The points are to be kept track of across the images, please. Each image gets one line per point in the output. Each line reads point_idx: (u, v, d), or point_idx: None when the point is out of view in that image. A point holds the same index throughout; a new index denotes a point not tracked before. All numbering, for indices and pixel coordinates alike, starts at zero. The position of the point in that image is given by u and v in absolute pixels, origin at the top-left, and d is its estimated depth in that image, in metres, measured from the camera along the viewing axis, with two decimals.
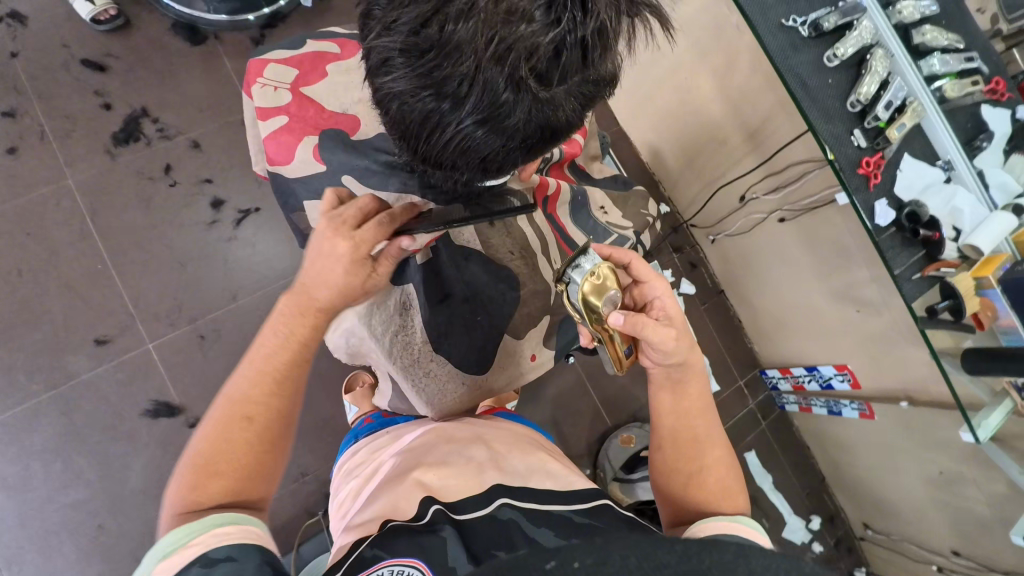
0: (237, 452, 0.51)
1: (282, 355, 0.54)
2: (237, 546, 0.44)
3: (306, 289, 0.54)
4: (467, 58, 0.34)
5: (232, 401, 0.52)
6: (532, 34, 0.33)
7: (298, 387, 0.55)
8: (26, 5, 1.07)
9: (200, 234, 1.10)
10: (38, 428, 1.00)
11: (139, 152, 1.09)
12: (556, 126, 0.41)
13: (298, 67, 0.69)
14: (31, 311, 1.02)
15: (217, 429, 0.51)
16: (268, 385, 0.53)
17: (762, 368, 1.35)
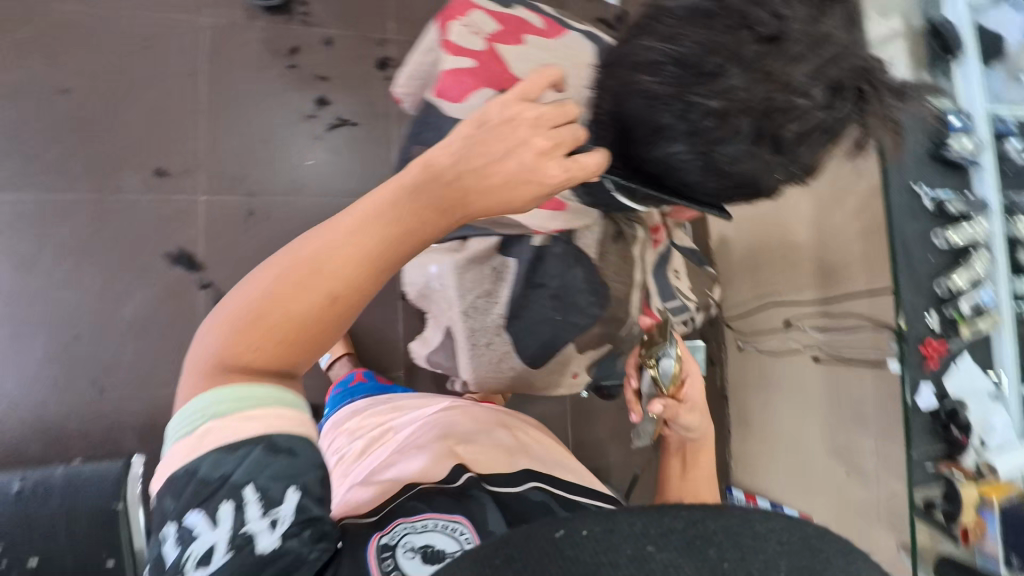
0: (301, 331, 0.40)
1: (394, 228, 0.41)
2: (298, 437, 0.41)
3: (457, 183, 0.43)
4: (734, 95, 0.41)
5: (310, 265, 0.40)
6: (790, 102, 0.42)
7: (396, 262, 0.42)
8: None
9: (294, 121, 1.11)
10: (67, 223, 1.01)
11: (276, 25, 1.12)
12: (746, 184, 0.48)
13: (499, 26, 0.69)
14: (112, 116, 1.04)
15: (287, 288, 0.39)
16: (367, 265, 0.41)
17: (728, 486, 1.35)
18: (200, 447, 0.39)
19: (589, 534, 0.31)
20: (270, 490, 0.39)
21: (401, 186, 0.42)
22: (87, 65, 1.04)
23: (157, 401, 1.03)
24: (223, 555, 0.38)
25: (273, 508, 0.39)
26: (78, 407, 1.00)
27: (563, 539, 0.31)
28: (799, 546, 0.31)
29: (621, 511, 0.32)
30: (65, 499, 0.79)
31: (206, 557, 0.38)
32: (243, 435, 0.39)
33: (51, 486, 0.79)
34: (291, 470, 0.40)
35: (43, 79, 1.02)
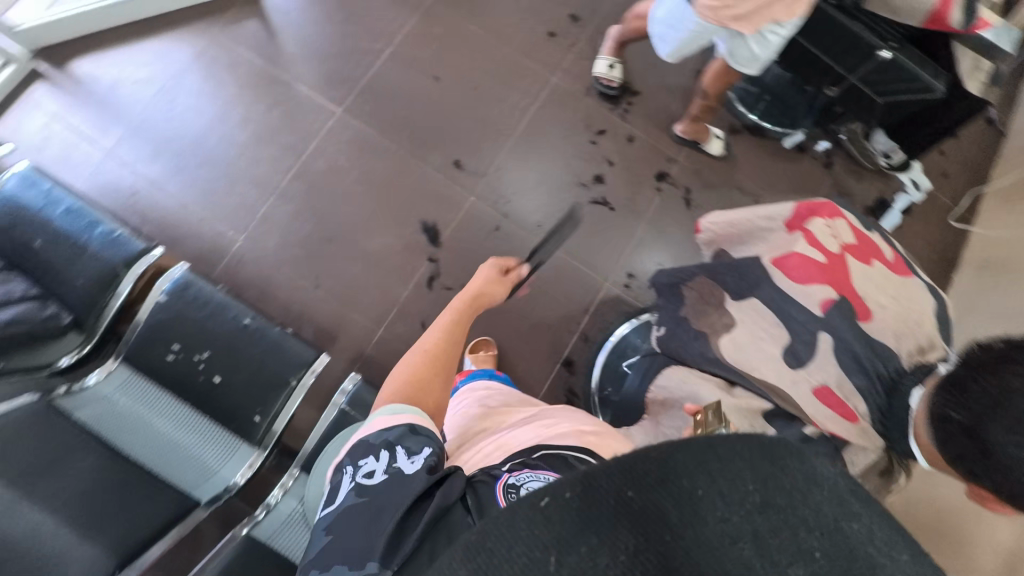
0: (426, 372, 0.68)
1: (442, 329, 0.76)
2: (416, 421, 0.57)
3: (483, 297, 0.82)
4: None
5: (425, 349, 0.71)
6: None
7: (458, 337, 0.75)
8: None
9: (568, 179, 1.27)
10: (375, 158, 1.25)
11: (600, 105, 1.32)
12: None
13: (856, 238, 0.62)
14: (452, 107, 1.28)
15: (414, 362, 0.69)
16: (449, 341, 0.74)
17: None
18: (388, 414, 0.58)
19: (570, 493, 0.26)
20: (416, 441, 0.54)
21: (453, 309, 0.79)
22: (458, 70, 1.30)
23: (339, 319, 1.18)
24: (382, 474, 0.51)
25: (410, 453, 0.52)
26: (292, 292, 1.18)
27: (546, 506, 0.25)
28: (771, 456, 0.26)
29: (628, 479, 0.26)
30: (264, 350, 0.94)
31: (368, 479, 0.51)
32: (390, 422, 0.57)
33: (266, 335, 0.95)
34: (426, 442, 0.54)
35: (424, 64, 1.30)
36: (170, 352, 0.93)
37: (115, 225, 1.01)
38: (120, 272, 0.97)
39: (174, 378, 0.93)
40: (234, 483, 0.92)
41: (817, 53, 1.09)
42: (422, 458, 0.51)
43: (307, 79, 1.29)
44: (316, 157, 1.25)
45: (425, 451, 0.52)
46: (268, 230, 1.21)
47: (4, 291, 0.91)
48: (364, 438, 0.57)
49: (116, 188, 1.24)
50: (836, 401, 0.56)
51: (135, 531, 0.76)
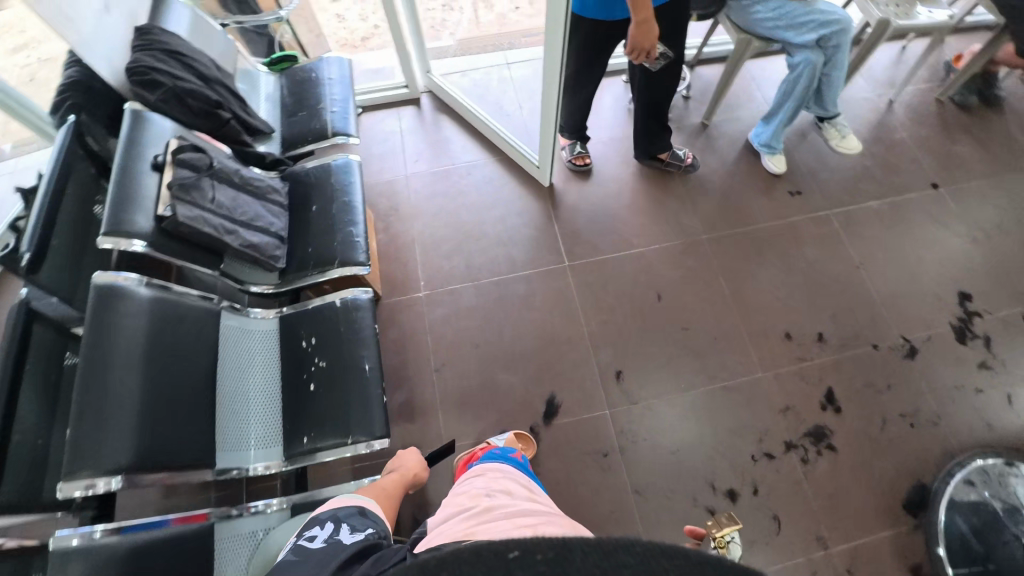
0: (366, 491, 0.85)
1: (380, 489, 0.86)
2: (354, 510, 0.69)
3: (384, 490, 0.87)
4: None
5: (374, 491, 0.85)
6: None
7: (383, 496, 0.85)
8: (918, 366, 1.27)
9: (702, 470, 1.15)
10: (559, 319, 1.31)
11: (784, 431, 1.19)
12: None
13: None
14: (649, 329, 1.30)
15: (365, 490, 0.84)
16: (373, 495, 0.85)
17: None
18: (342, 500, 0.71)
19: (545, 557, 0.33)
20: (361, 521, 0.66)
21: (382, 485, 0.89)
22: (680, 305, 1.32)
23: (430, 411, 1.21)
24: (321, 538, 0.61)
25: (354, 528, 0.64)
26: (418, 361, 1.27)
27: (514, 560, 0.33)
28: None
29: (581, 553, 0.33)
30: (357, 398, 0.99)
31: (311, 542, 0.60)
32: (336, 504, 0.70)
33: (368, 389, 1.00)
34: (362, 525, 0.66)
35: (657, 280, 1.36)
36: (302, 341, 1.07)
37: (363, 232, 1.19)
38: (333, 263, 1.14)
39: (294, 362, 1.05)
40: (248, 469, 0.96)
41: None
42: (361, 533, 0.63)
43: (562, 228, 1.44)
44: (521, 281, 1.37)
45: (367, 530, 0.64)
46: (446, 303, 1.35)
47: (269, 222, 1.13)
48: (318, 514, 0.68)
49: (387, 201, 1.53)
50: None
51: (165, 451, 0.83)
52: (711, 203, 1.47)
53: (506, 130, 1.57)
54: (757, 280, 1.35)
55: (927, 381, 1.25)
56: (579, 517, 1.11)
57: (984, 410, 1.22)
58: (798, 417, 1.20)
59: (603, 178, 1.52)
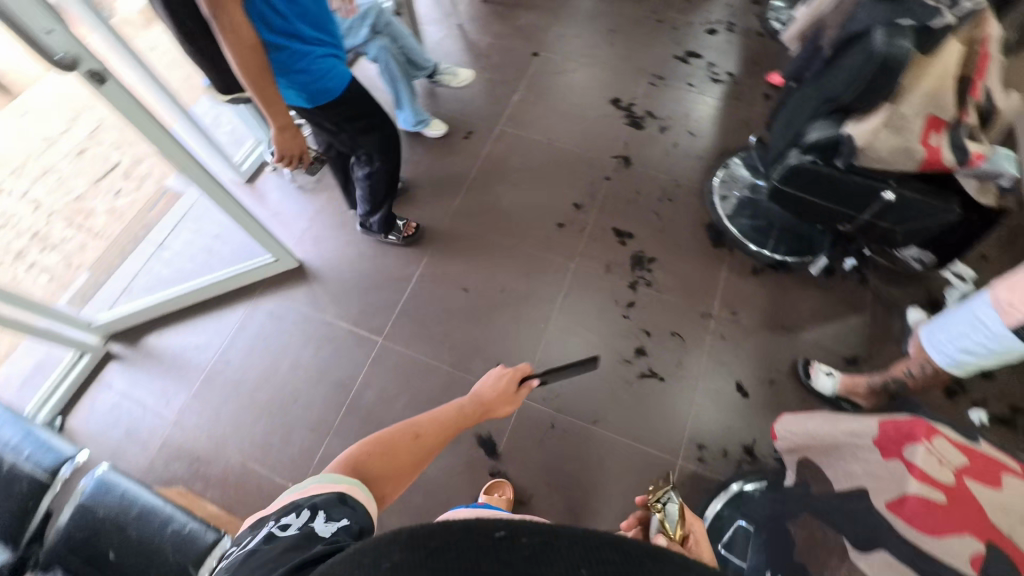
0: (385, 446, 0.64)
1: (410, 439, 0.67)
2: (344, 492, 0.52)
3: (417, 437, 0.68)
4: None
5: (401, 441, 0.65)
6: None
7: (402, 449, 0.65)
8: (637, 163, 1.56)
9: (610, 359, 1.27)
10: (421, 383, 1.27)
11: (621, 281, 1.37)
12: None
13: (969, 459, 0.55)
14: (484, 316, 1.34)
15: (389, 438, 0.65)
16: (412, 444, 0.66)
17: None
18: (322, 479, 0.53)
19: (529, 546, 0.29)
20: (344, 512, 0.49)
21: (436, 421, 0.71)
22: (483, 278, 1.40)
23: None
24: (293, 529, 0.44)
25: (331, 518, 0.47)
26: None
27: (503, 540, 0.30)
28: None
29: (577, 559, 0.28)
30: None
31: (283, 531, 0.44)
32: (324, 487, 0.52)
33: None
34: (350, 515, 0.49)
35: (452, 278, 1.41)
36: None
37: (188, 515, 0.97)
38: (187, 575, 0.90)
39: None
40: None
41: (823, 197, 1.13)
42: (338, 526, 0.46)
43: (349, 320, 1.38)
44: (364, 389, 1.29)
45: (344, 521, 0.47)
46: None
47: None
48: (287, 502, 0.50)
49: (179, 462, 1.26)
50: None
51: None
52: (427, 193, 1.54)
53: (223, 270, 1.43)
54: (508, 209, 1.50)
55: (649, 166, 1.56)
56: (586, 486, 1.14)
57: (690, 154, 1.58)
58: (620, 262, 1.40)
59: (337, 242, 1.50)
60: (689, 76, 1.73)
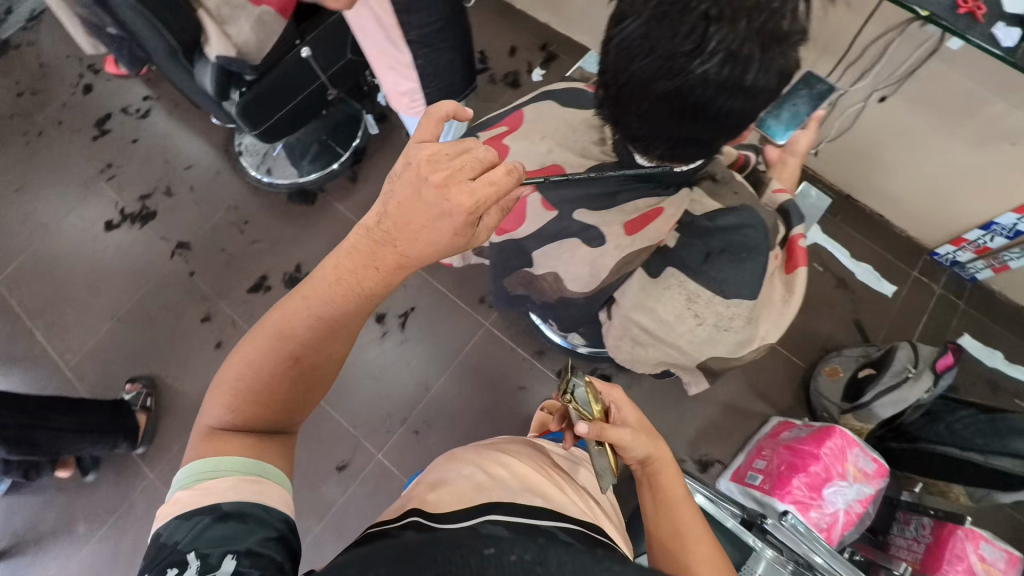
0: (266, 375, 0.54)
1: (299, 335, 0.54)
2: (234, 504, 0.48)
3: (316, 333, 0.54)
4: (706, 8, 0.41)
5: (281, 341, 0.54)
6: (733, 39, 0.41)
7: (293, 365, 0.54)
8: (192, 235, 1.43)
9: (377, 348, 1.28)
10: (324, 556, 1.14)
11: None
12: (736, 88, 0.44)
13: None
14: None
15: (262, 359, 0.54)
16: (319, 339, 0.54)
17: (930, 252, 1.30)
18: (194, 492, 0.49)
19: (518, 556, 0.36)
20: (236, 530, 0.46)
21: (336, 290, 0.53)
22: None
23: None
24: None
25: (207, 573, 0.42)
26: None
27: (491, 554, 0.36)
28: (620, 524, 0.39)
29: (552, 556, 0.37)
30: None
31: None
32: (199, 505, 0.48)
33: None
34: (228, 538, 0.45)
35: None
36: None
37: None
38: None
39: None
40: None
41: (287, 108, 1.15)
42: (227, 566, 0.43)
43: None
44: None
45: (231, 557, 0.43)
46: None
47: None
48: (160, 529, 0.47)
49: None
50: (647, 220, 0.57)
51: None
52: (104, 483, 1.24)
53: None
54: (176, 391, 1.30)
55: (201, 224, 1.44)
56: (475, 414, 1.23)
57: (214, 182, 1.48)
58: None
59: None
60: (132, 140, 1.56)
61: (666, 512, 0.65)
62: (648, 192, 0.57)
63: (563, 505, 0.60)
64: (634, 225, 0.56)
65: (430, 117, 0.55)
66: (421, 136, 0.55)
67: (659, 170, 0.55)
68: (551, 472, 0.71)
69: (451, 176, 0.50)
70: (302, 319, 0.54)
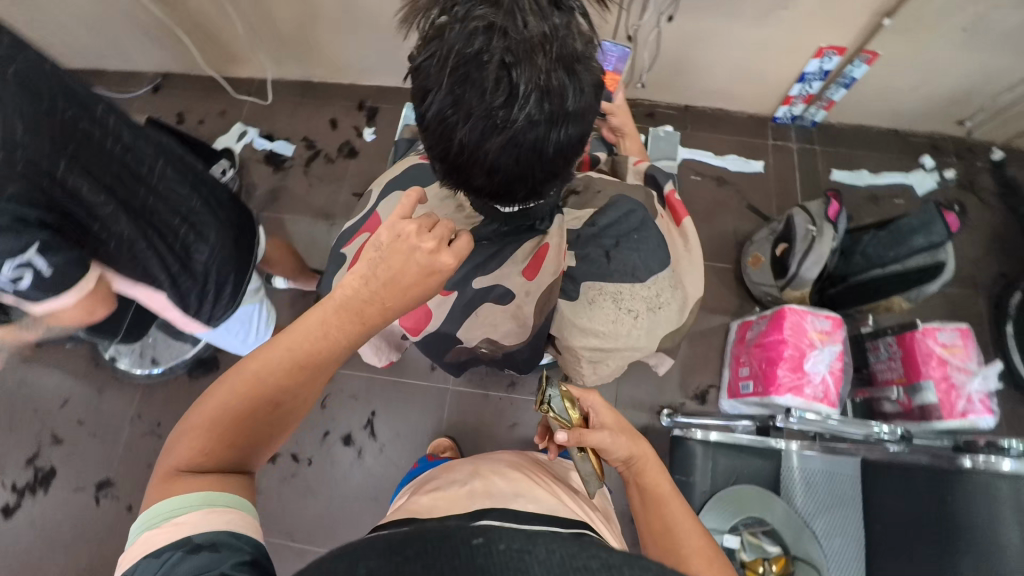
0: (242, 411, 0.48)
1: (279, 380, 0.49)
2: (213, 533, 0.41)
3: (297, 386, 0.50)
4: (498, 60, 0.44)
5: (261, 385, 0.48)
6: (535, 76, 0.45)
7: (270, 410, 0.49)
8: (107, 470, 1.27)
9: (360, 469, 1.21)
10: None
11: (269, 469, 1.22)
12: (557, 117, 0.47)
13: None
14: None
15: (237, 404, 0.48)
16: (299, 377, 0.50)
17: (772, 119, 1.43)
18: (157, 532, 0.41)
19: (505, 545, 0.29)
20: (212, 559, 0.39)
21: (332, 345, 0.50)
22: None
23: None
24: None
25: None
26: None
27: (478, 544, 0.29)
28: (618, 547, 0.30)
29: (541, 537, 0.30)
30: None
31: None
32: (168, 539, 0.40)
33: None
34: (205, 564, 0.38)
35: None
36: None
37: None
38: None
39: None
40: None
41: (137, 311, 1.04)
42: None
43: None
44: None
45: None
46: None
47: None
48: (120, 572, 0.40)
49: None
50: (540, 259, 0.62)
51: None
52: None
53: None
54: None
55: (112, 453, 1.28)
56: None
57: (103, 404, 1.32)
58: None
59: None
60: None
61: (653, 501, 0.62)
62: (535, 234, 0.62)
63: (555, 508, 0.60)
64: (531, 269, 0.63)
65: (410, 197, 0.53)
66: (398, 209, 0.53)
67: (527, 210, 0.58)
68: (536, 475, 0.70)
69: (434, 235, 0.50)
70: (284, 366, 0.49)
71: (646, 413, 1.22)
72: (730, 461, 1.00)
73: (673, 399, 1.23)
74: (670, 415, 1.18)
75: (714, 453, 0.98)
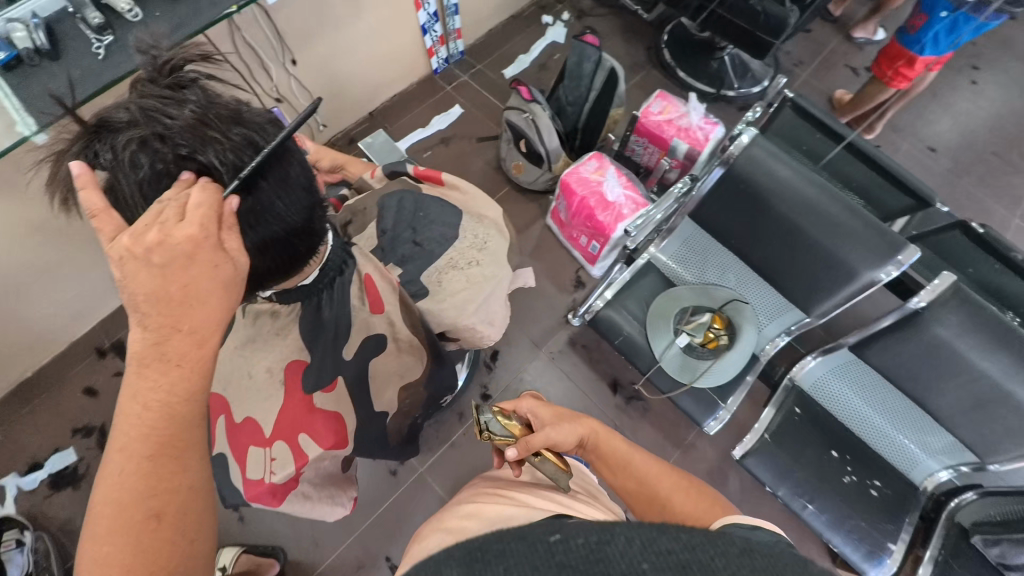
0: (134, 527, 0.41)
1: (152, 478, 0.42)
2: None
3: (172, 473, 0.43)
4: (173, 161, 0.47)
5: (125, 502, 0.41)
6: (209, 149, 0.48)
7: (167, 506, 0.42)
8: None
9: None
10: None
11: None
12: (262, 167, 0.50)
13: (249, 445, 0.61)
14: None
15: (116, 534, 0.41)
16: (170, 462, 0.43)
17: (435, 73, 1.58)
18: None
19: (583, 544, 0.31)
20: None
21: (173, 408, 0.43)
22: None
23: None
24: None
25: None
26: None
27: (557, 543, 0.32)
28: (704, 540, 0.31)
29: (621, 532, 0.32)
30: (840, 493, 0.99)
31: None
32: None
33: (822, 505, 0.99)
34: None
35: None
36: (849, 530, 0.97)
37: None
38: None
39: (856, 489, 0.99)
40: (806, 356, 1.12)
41: None
42: None
43: None
44: None
45: None
46: None
47: None
48: None
49: None
50: (376, 292, 0.63)
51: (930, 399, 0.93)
52: None
53: None
54: None
55: None
56: None
57: None
58: None
59: None
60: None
61: (621, 468, 0.76)
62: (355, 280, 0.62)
63: (529, 517, 0.56)
64: (377, 304, 0.63)
65: (85, 181, 0.45)
66: (92, 211, 0.45)
67: (327, 261, 0.60)
68: (499, 493, 0.64)
69: (158, 222, 0.43)
70: (138, 462, 0.42)
71: (563, 329, 1.31)
72: (636, 293, 1.11)
73: (568, 302, 1.33)
74: (575, 313, 1.27)
75: (620, 305, 1.10)
